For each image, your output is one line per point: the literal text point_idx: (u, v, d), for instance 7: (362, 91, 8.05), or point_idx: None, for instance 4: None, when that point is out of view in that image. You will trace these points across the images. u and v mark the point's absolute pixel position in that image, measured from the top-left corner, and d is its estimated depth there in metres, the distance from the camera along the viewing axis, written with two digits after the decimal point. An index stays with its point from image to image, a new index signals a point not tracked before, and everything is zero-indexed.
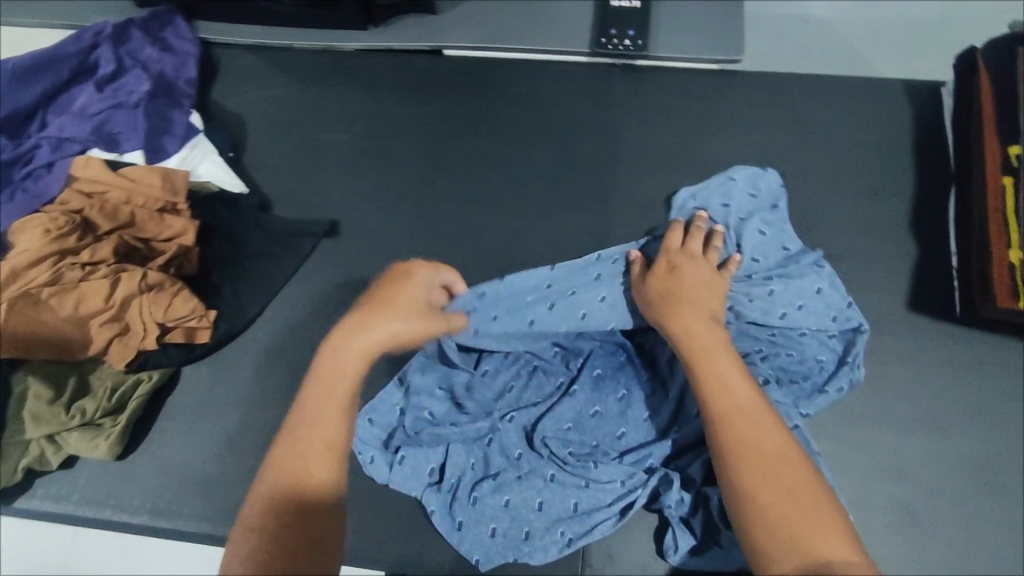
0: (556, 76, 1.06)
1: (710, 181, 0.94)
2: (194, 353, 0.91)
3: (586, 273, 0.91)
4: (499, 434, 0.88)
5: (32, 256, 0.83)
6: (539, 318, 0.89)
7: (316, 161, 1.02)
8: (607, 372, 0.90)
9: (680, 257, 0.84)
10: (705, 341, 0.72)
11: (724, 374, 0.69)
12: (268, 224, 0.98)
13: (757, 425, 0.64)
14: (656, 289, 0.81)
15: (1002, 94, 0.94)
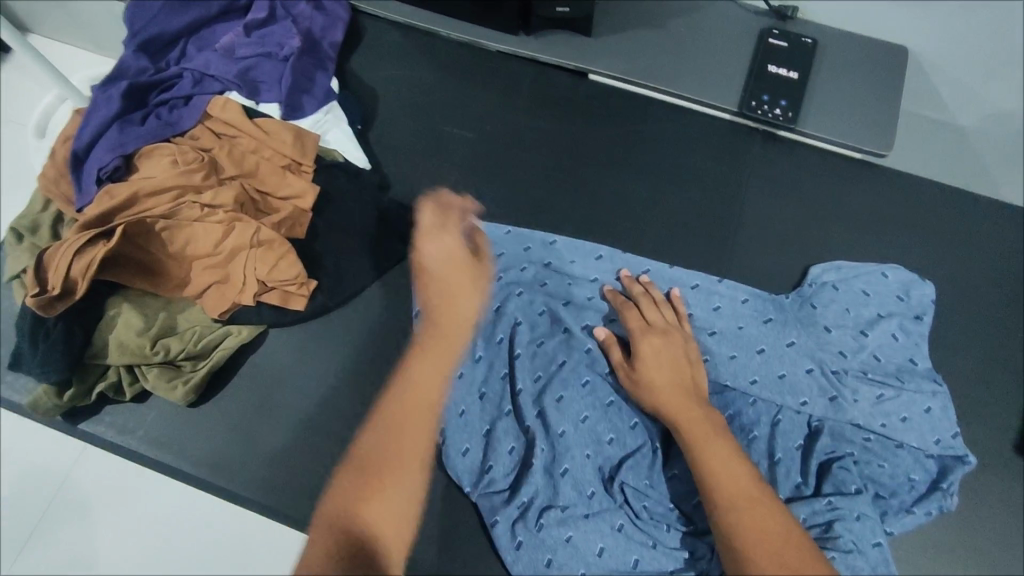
0: (695, 130, 1.04)
1: (855, 265, 0.93)
2: (285, 318, 0.87)
3: (709, 300, 0.91)
4: (574, 467, 0.82)
5: (155, 185, 0.84)
6: None
7: (438, 154, 1.01)
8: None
9: (643, 330, 0.83)
10: (703, 425, 0.74)
11: (723, 460, 0.70)
12: (385, 206, 0.94)
13: (749, 496, 0.66)
14: (656, 374, 0.80)
15: None
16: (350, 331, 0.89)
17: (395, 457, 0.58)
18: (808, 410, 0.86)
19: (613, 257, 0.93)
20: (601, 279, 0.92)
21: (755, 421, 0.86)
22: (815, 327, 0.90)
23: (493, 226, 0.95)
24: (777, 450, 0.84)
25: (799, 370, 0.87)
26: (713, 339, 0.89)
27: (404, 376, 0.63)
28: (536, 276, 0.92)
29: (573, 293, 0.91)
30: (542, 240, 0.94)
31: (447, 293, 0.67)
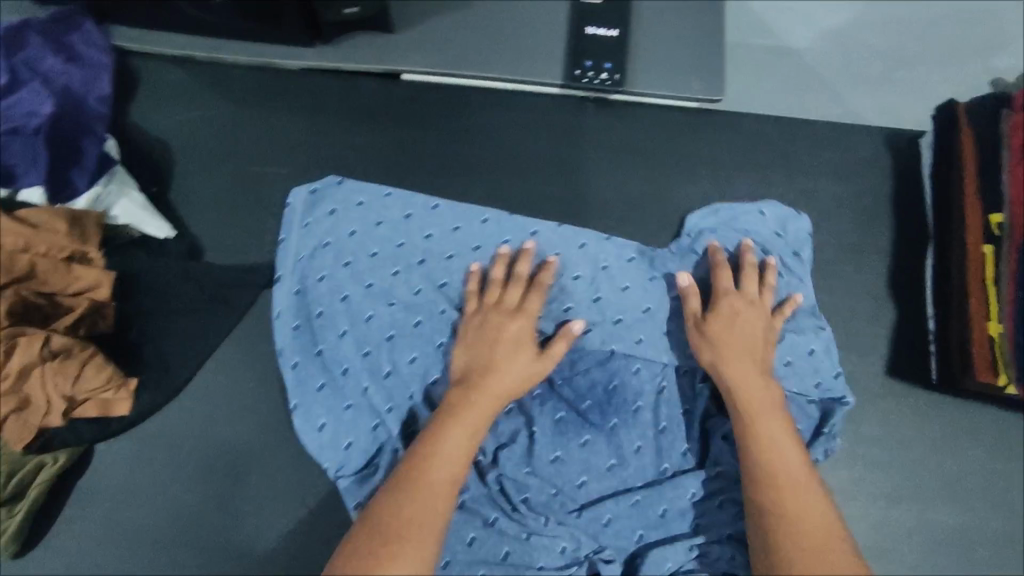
0: (524, 113, 0.97)
1: (731, 207, 0.90)
2: (111, 428, 0.77)
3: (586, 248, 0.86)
4: None
5: None
6: None
7: (252, 198, 0.90)
8: (571, 417, 0.80)
9: (733, 285, 0.82)
10: (755, 395, 0.73)
11: (776, 436, 0.70)
12: (198, 273, 0.83)
13: (792, 476, 0.67)
14: (731, 325, 0.78)
15: (986, 161, 0.86)
16: (186, 422, 0.79)
17: (423, 506, 0.67)
18: (691, 375, 0.82)
19: (500, 216, 0.87)
20: (484, 245, 0.86)
21: (639, 391, 0.81)
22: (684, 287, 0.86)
23: (371, 188, 0.89)
24: (661, 418, 0.80)
25: (674, 331, 0.83)
26: (592, 297, 0.84)
27: (435, 436, 0.72)
28: (416, 249, 0.87)
29: (454, 268, 0.86)
30: (424, 205, 0.89)
31: (485, 363, 0.76)
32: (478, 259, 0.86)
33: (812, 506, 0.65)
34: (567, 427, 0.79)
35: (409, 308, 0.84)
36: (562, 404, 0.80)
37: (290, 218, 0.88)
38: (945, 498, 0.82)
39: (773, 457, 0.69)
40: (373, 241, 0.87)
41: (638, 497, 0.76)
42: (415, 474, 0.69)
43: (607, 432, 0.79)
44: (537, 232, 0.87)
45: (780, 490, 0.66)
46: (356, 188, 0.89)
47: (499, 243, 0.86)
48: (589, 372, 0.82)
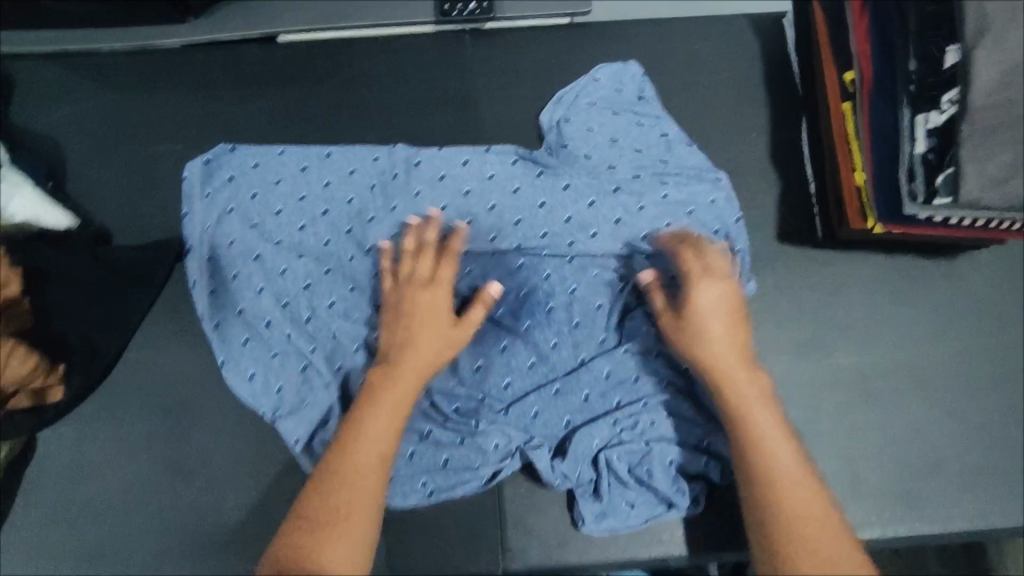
0: (403, 53, 0.98)
1: (567, 88, 0.96)
2: (46, 416, 0.80)
3: (479, 173, 0.91)
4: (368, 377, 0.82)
5: None
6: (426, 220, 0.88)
7: (150, 179, 0.91)
8: (487, 326, 0.85)
9: (703, 276, 0.81)
10: (729, 365, 0.77)
11: (769, 430, 0.72)
12: (109, 258, 0.86)
13: (793, 469, 0.69)
14: (709, 324, 0.78)
15: (835, 22, 0.90)
16: (125, 397, 0.84)
17: (351, 491, 0.69)
18: (596, 273, 0.88)
19: (392, 153, 0.92)
20: (379, 182, 0.90)
21: (549, 294, 0.86)
22: (563, 185, 0.91)
23: (266, 149, 0.92)
24: (575, 314, 0.85)
25: (579, 242, 0.89)
26: (495, 214, 0.89)
27: (355, 420, 0.74)
28: (319, 200, 0.90)
29: (357, 211, 0.89)
30: (317, 155, 0.92)
31: (401, 342, 0.78)
32: (377, 198, 0.90)
33: (812, 501, 0.67)
34: (484, 337, 0.85)
35: (321, 257, 0.87)
36: (477, 316, 0.85)
37: (190, 190, 0.89)
38: (842, 343, 0.89)
39: (771, 457, 0.70)
40: (273, 197, 0.90)
41: (558, 387, 0.82)
42: (339, 459, 0.71)
43: (524, 334, 0.84)
44: (419, 161, 0.91)
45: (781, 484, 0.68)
46: (248, 151, 0.91)
47: (393, 177, 0.90)
48: (500, 282, 0.87)
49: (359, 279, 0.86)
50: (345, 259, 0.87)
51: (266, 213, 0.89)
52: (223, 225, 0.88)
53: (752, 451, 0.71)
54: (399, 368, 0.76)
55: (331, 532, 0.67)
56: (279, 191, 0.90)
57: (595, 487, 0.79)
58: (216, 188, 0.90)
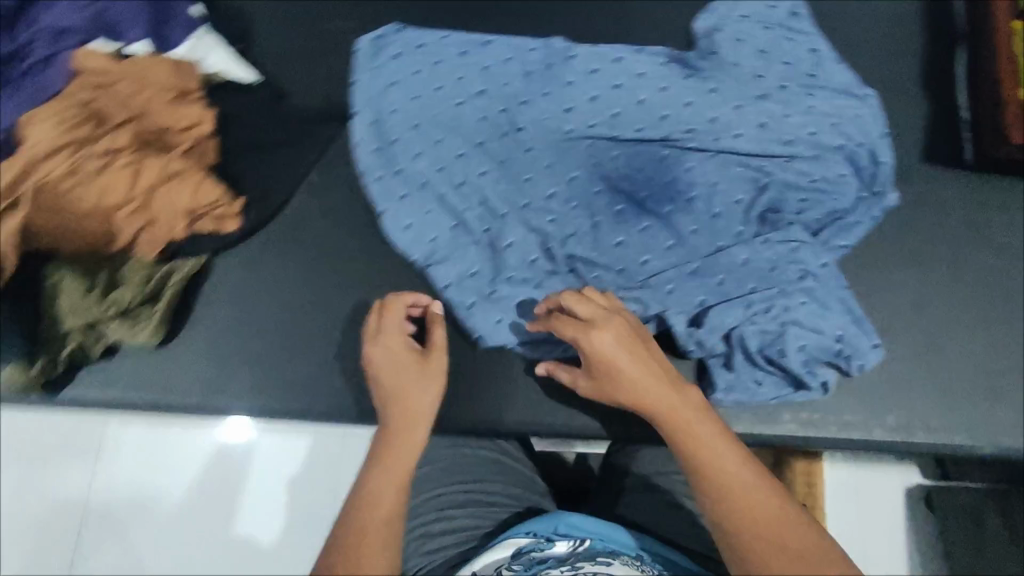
0: None
1: None
2: (226, 241, 0.88)
3: (630, 70, 0.93)
4: (517, 240, 0.88)
5: (49, 146, 0.83)
6: (577, 107, 0.92)
7: (322, 48, 0.98)
8: (630, 208, 0.90)
9: (582, 330, 0.73)
10: (678, 413, 0.67)
11: (718, 456, 0.64)
12: (285, 113, 0.93)
13: (757, 495, 0.62)
14: (622, 368, 0.71)
15: None
16: (287, 238, 0.90)
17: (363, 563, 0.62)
18: (741, 168, 0.90)
19: (547, 44, 0.95)
20: (533, 70, 0.94)
21: (691, 184, 0.89)
22: (711, 88, 0.92)
23: (428, 31, 0.96)
24: (715, 206, 0.88)
25: (723, 139, 0.90)
26: (644, 108, 0.92)
27: (355, 492, 0.68)
28: (475, 81, 0.94)
29: (511, 94, 0.93)
30: (477, 42, 0.96)
31: (392, 398, 0.76)
32: (532, 84, 0.93)
33: (778, 523, 0.60)
34: (625, 219, 0.89)
35: (474, 131, 0.92)
36: (620, 197, 0.90)
37: (359, 60, 0.95)
38: (983, 261, 0.88)
39: (730, 491, 0.62)
40: (433, 72, 0.94)
41: (696, 266, 0.86)
42: (343, 540, 0.64)
43: (664, 218, 0.88)
44: (574, 55, 0.94)
45: (739, 502, 0.61)
46: (413, 33, 0.96)
47: (546, 67, 0.94)
48: (643, 168, 0.90)
49: (509, 156, 0.91)
50: (498, 135, 0.92)
51: (425, 87, 0.93)
52: (386, 95, 0.93)
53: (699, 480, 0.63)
54: (400, 428, 0.73)
55: None
56: (439, 69, 0.94)
57: (726, 360, 0.83)
58: (381, 60, 0.94)
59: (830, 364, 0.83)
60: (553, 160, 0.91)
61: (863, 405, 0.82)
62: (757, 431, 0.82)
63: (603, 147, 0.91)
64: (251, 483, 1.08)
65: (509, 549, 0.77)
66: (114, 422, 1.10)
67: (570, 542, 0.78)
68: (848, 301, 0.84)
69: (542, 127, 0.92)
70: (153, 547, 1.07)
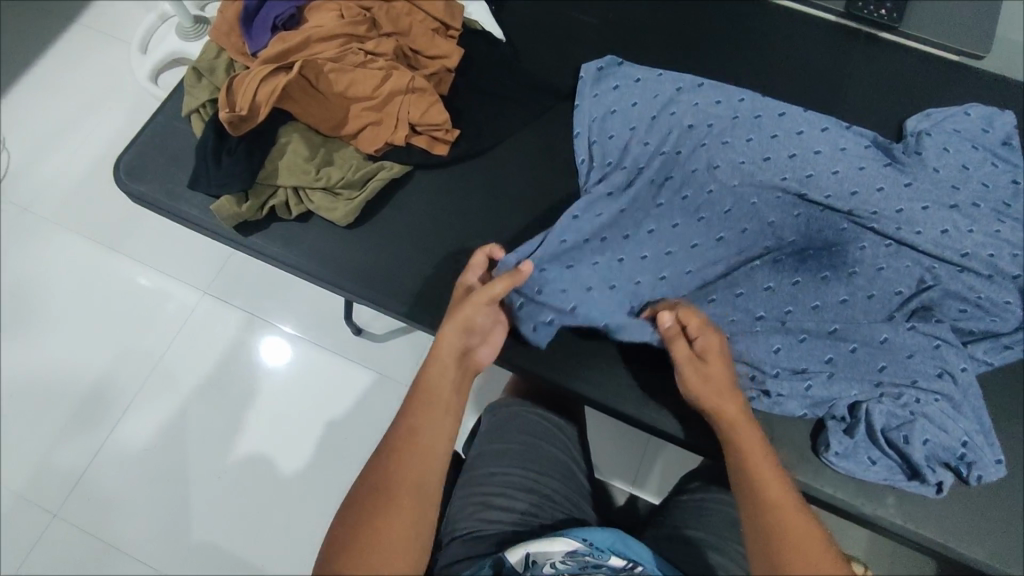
0: (803, 27, 1.10)
1: (939, 110, 1.02)
2: (431, 161, 0.97)
3: (835, 143, 0.97)
4: (678, 265, 0.94)
5: (325, 32, 0.95)
6: (774, 159, 0.95)
7: (566, 34, 1.09)
8: (789, 258, 0.94)
9: (694, 357, 0.79)
10: (736, 426, 0.74)
11: (761, 459, 0.71)
12: (518, 76, 1.04)
13: (786, 495, 0.68)
14: (712, 393, 0.76)
15: None
16: (482, 176, 0.99)
17: (418, 453, 0.68)
18: (913, 259, 0.91)
19: (756, 96, 1.01)
20: (740, 116, 0.99)
21: (858, 260, 0.91)
22: (906, 181, 0.94)
23: (648, 68, 1.04)
24: (872, 286, 0.90)
25: (904, 231, 0.91)
26: (836, 178, 0.94)
27: (418, 386, 0.73)
28: (686, 114, 0.99)
29: (713, 134, 0.98)
30: (692, 82, 1.02)
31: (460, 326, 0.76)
32: (736, 128, 0.98)
33: (797, 520, 0.65)
34: (780, 269, 0.93)
35: (669, 156, 0.97)
36: (788, 257, 0.94)
37: (581, 87, 1.03)
38: None
39: (765, 485, 0.68)
40: (646, 97, 1.01)
41: (836, 328, 0.88)
42: (404, 428, 0.70)
43: (820, 279, 0.91)
44: (784, 114, 0.99)
45: (783, 527, 0.64)
46: (635, 66, 1.04)
47: (754, 117, 0.99)
48: (822, 233, 0.94)
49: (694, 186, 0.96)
50: (694, 164, 0.97)
51: (636, 106, 1.01)
52: (595, 110, 1.01)
53: (763, 529, 0.65)
54: (446, 352, 0.75)
55: (400, 488, 0.66)
56: (655, 95, 1.02)
57: (845, 426, 0.86)
58: (604, 76, 1.04)
59: (949, 467, 0.84)
60: (731, 206, 0.96)
61: (967, 519, 0.84)
62: (857, 505, 0.85)
63: (785, 207, 0.95)
64: (261, 381, 1.41)
65: (566, 546, 0.75)
66: (193, 295, 1.48)
67: (624, 562, 0.76)
68: (983, 415, 0.85)
69: (738, 171, 0.96)
70: (242, 409, 1.40)
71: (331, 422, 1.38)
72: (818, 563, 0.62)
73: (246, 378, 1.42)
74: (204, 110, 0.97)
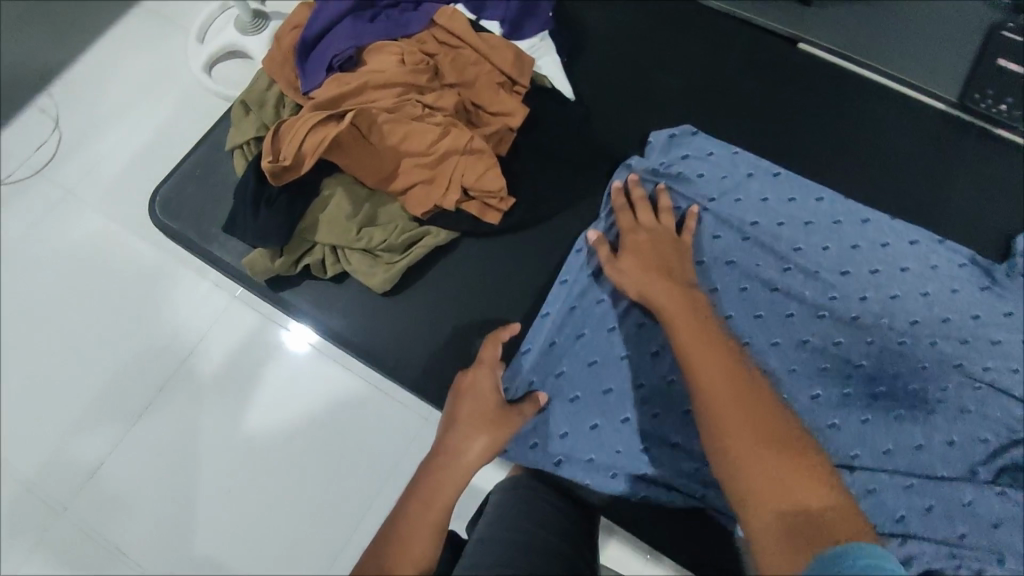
0: (908, 116, 0.99)
1: None
2: (482, 229, 0.91)
3: (924, 260, 0.87)
4: None
5: (383, 79, 0.87)
6: (852, 270, 0.86)
7: (640, 98, 0.99)
8: (858, 394, 0.82)
9: (633, 229, 0.84)
10: (672, 301, 0.73)
11: (696, 326, 0.69)
12: (583, 141, 0.96)
13: (719, 350, 0.65)
14: (640, 270, 0.78)
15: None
16: (532, 250, 0.91)
17: (401, 556, 0.61)
18: (1003, 404, 0.81)
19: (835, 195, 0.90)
20: (815, 219, 0.89)
21: (941, 400, 0.81)
22: (1005, 312, 0.84)
23: (722, 144, 0.93)
24: (949, 432, 0.80)
25: (996, 369, 0.82)
26: (925, 300, 0.85)
27: (413, 490, 0.68)
28: (756, 204, 0.90)
29: (783, 236, 0.88)
30: (768, 170, 0.92)
31: (472, 420, 0.74)
32: (811, 234, 0.88)
33: (733, 380, 0.62)
34: (827, 377, 0.83)
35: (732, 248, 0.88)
36: (849, 383, 0.82)
37: (649, 151, 0.94)
38: None
39: (697, 347, 0.66)
40: (710, 178, 0.91)
41: (909, 481, 0.78)
42: (388, 528, 0.64)
43: (894, 426, 0.80)
44: (867, 220, 0.89)
45: (726, 413, 0.60)
46: (702, 141, 0.94)
47: (832, 222, 0.89)
48: (893, 365, 0.82)
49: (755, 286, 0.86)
50: (764, 263, 0.87)
51: (702, 186, 0.90)
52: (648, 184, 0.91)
53: (712, 432, 0.59)
54: (448, 444, 0.71)
55: None
56: (725, 175, 0.91)
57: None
58: (666, 149, 0.94)
59: None
60: (795, 311, 0.85)
61: None
62: None
63: (859, 331, 0.84)
64: None
65: None
66: None
67: None
68: None
69: (809, 281, 0.86)
70: None
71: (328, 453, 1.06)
72: (772, 459, 0.56)
73: (234, 382, 1.11)
74: (248, 147, 0.90)
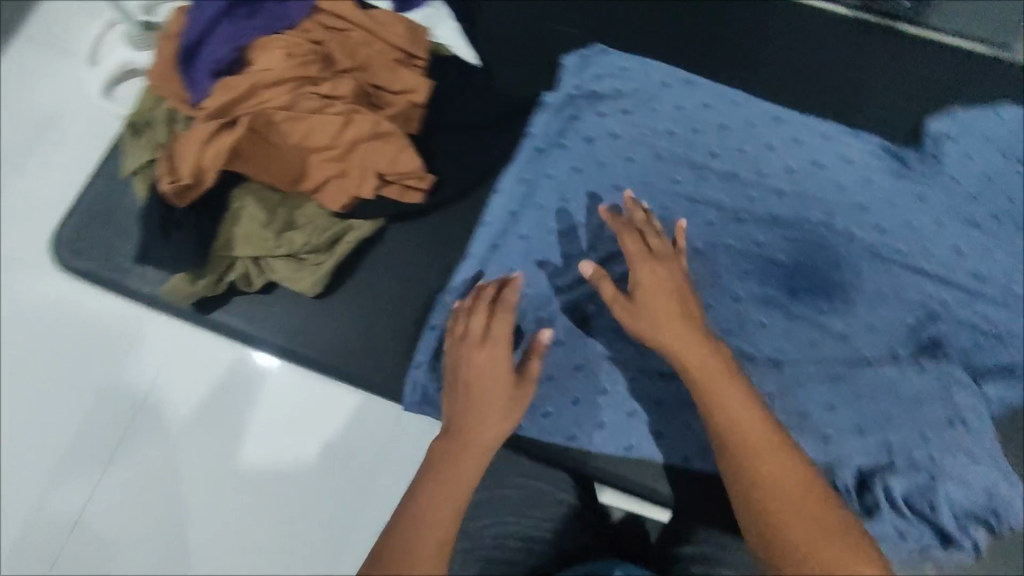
0: (812, 18, 0.96)
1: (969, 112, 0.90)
2: (403, 212, 0.87)
3: (839, 153, 0.87)
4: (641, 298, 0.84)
5: (273, 77, 0.84)
6: (765, 163, 0.87)
7: (539, 46, 0.95)
8: (779, 295, 0.83)
9: (640, 259, 0.76)
10: (665, 323, 0.72)
11: (691, 340, 0.70)
12: (487, 101, 0.93)
13: (723, 371, 0.68)
14: (669, 321, 0.72)
15: None
16: (454, 224, 0.89)
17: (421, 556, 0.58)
18: (922, 286, 0.83)
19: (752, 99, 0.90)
20: (728, 122, 0.89)
21: (857, 288, 0.83)
22: (920, 197, 0.86)
23: (636, 57, 0.92)
24: (873, 319, 0.82)
25: (913, 256, 0.84)
26: (842, 192, 0.86)
27: (423, 489, 0.63)
28: (668, 117, 0.89)
29: (698, 141, 0.88)
30: (681, 79, 0.91)
31: (473, 407, 0.69)
32: (726, 137, 0.88)
33: (741, 401, 0.66)
34: (761, 296, 0.83)
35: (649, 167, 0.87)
36: (769, 281, 0.84)
37: (562, 77, 0.92)
38: None
39: (703, 373, 0.68)
40: (622, 99, 0.90)
41: (839, 373, 0.80)
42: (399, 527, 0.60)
43: (816, 321, 0.82)
44: (782, 119, 0.89)
45: (745, 446, 0.63)
46: (614, 57, 0.92)
47: (746, 125, 0.88)
48: (811, 258, 0.84)
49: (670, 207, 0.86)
50: (681, 175, 0.87)
51: (614, 113, 0.89)
52: (556, 115, 0.90)
53: (735, 465, 0.63)
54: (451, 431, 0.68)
55: None
56: (636, 93, 0.90)
57: (865, 510, 0.77)
58: (574, 75, 0.92)
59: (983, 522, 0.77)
60: (713, 218, 0.86)
61: None
62: None
63: (774, 223, 0.85)
64: None
65: None
66: None
67: None
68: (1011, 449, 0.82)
69: (727, 181, 0.87)
70: None
71: (331, 451, 1.02)
72: (792, 484, 0.61)
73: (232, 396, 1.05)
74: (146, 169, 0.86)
